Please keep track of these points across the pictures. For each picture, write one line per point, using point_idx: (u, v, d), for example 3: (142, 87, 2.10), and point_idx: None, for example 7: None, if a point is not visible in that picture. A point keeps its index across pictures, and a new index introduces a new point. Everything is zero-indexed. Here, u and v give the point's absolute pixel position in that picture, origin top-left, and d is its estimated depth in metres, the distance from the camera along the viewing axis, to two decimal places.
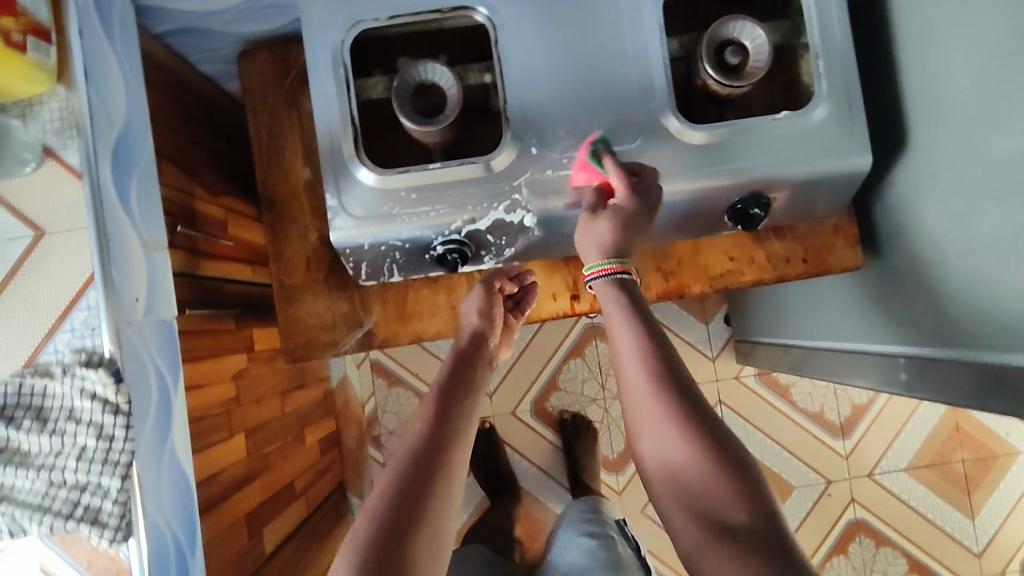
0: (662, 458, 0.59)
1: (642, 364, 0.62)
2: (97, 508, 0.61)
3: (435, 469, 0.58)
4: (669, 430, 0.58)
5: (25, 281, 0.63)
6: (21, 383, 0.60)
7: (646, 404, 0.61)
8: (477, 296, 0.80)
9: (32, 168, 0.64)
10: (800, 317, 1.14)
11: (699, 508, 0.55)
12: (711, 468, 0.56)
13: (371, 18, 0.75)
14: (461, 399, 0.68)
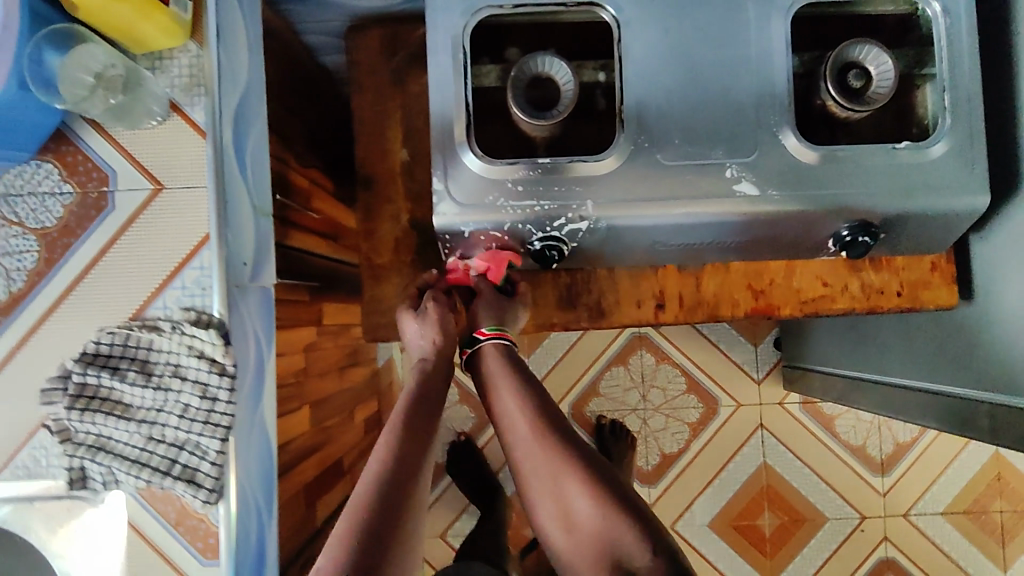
0: (560, 510, 0.68)
1: (544, 425, 0.72)
2: (195, 468, 0.61)
3: (381, 531, 0.61)
4: (577, 495, 0.68)
5: (137, 236, 0.63)
6: (129, 335, 0.61)
7: (549, 466, 0.70)
8: (426, 313, 0.79)
9: (157, 122, 0.62)
10: (850, 348, 1.11)
11: (601, 555, 0.65)
12: (611, 519, 0.66)
13: (495, 4, 0.74)
14: (413, 430, 0.72)
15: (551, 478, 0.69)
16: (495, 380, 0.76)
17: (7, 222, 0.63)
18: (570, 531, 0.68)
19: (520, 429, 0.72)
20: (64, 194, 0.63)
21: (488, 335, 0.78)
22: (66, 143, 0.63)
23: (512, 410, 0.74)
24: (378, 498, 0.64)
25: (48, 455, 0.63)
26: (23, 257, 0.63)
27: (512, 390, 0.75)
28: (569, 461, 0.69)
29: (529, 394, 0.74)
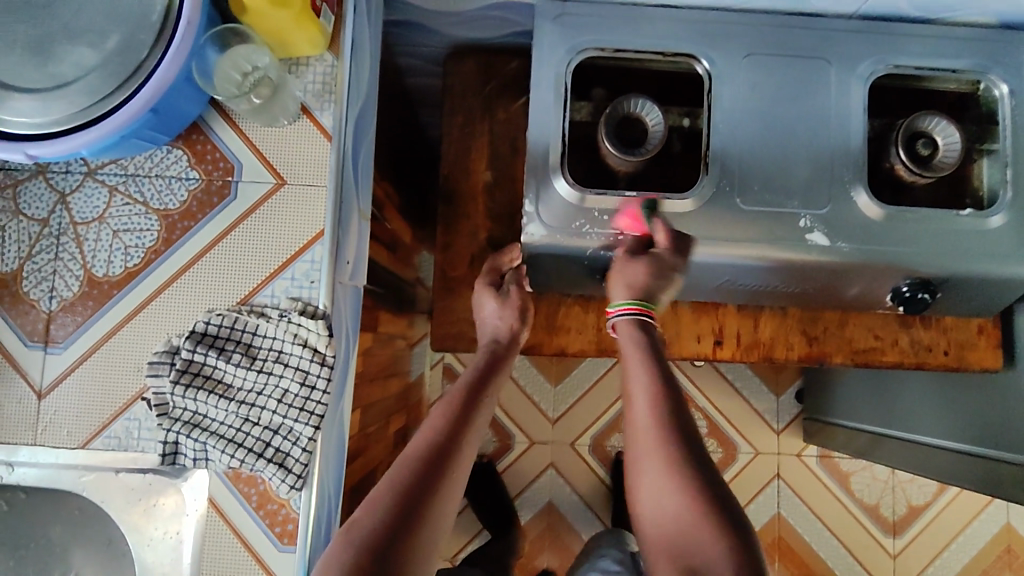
0: (646, 480, 0.63)
1: (658, 403, 0.66)
2: (285, 453, 0.63)
3: (427, 476, 0.61)
4: (669, 484, 0.61)
5: (252, 228, 0.67)
6: (237, 319, 0.63)
7: (649, 445, 0.64)
8: (508, 295, 0.84)
9: (287, 123, 0.67)
10: (875, 403, 1.14)
11: (682, 560, 0.57)
12: (703, 519, 0.57)
13: (595, 47, 0.81)
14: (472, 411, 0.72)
15: (647, 461, 0.64)
16: (629, 351, 0.72)
17: (133, 201, 0.67)
18: (659, 529, 0.60)
19: (636, 405, 0.68)
20: (190, 179, 0.68)
21: (617, 312, 0.75)
22: (198, 133, 0.68)
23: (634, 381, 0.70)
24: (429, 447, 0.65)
25: (139, 428, 0.65)
26: (144, 235, 0.67)
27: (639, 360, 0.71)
28: (676, 446, 0.63)
29: (656, 370, 0.69)
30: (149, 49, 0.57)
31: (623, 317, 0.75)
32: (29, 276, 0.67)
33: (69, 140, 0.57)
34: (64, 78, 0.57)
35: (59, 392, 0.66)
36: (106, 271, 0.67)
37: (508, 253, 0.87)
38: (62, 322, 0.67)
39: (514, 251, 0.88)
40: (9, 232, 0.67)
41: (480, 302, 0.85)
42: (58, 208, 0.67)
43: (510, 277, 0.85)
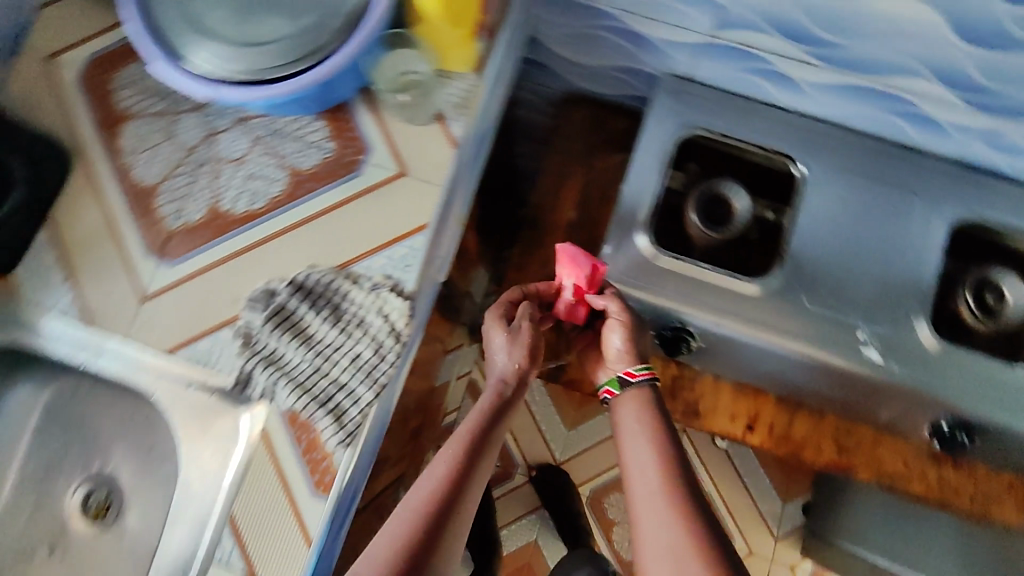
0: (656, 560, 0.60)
1: (663, 474, 0.64)
2: (343, 410, 0.67)
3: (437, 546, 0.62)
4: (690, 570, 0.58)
5: (367, 205, 0.74)
6: (334, 280, 0.71)
7: (660, 520, 0.62)
8: (518, 330, 0.75)
9: (417, 125, 0.75)
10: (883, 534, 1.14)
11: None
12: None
13: (703, 127, 0.88)
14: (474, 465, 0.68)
15: (668, 544, 0.60)
16: (627, 427, 0.69)
17: (272, 156, 0.76)
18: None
19: (637, 480, 0.65)
20: (326, 149, 0.76)
21: (638, 376, 0.72)
22: (343, 112, 0.76)
23: (636, 451, 0.67)
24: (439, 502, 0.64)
25: (218, 351, 0.71)
26: (270, 186, 0.76)
27: (642, 430, 0.68)
28: (687, 519, 0.61)
29: (656, 443, 0.66)
30: (334, 35, 0.66)
31: (648, 381, 0.72)
32: (164, 193, 0.76)
33: (255, 92, 0.66)
34: (258, 39, 0.66)
35: (159, 301, 0.73)
36: (231, 207, 0.75)
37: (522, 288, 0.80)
38: (179, 240, 0.75)
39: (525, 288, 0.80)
40: (164, 154, 0.78)
41: (493, 336, 0.76)
42: (205, 142, 0.78)
43: (520, 311, 0.76)
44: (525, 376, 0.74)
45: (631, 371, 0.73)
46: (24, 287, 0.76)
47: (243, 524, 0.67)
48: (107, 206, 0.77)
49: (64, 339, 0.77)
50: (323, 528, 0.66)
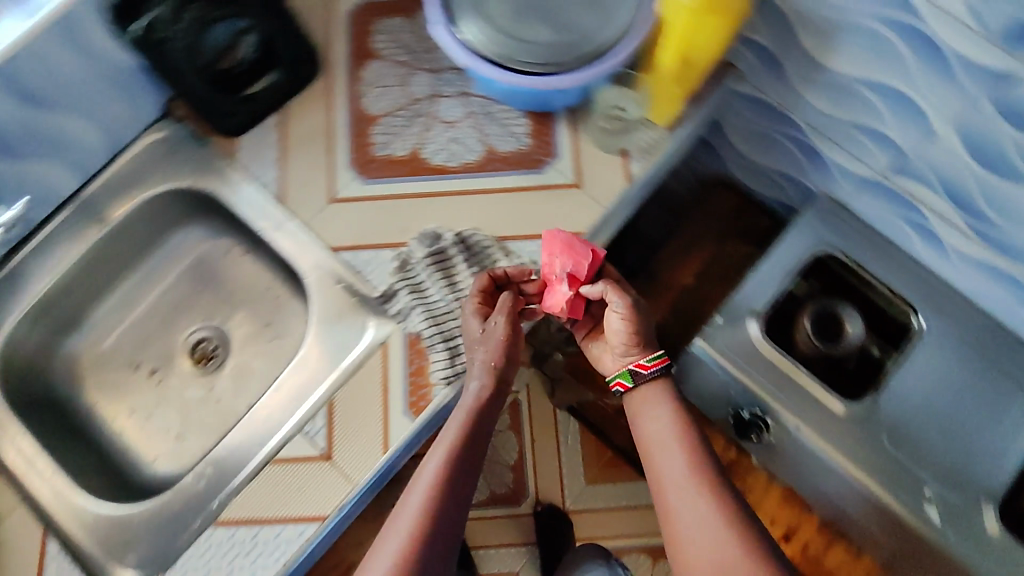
0: (692, 532, 0.65)
1: (691, 452, 0.70)
2: (458, 352, 0.78)
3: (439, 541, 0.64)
4: (727, 535, 0.63)
5: (538, 198, 0.85)
6: (491, 247, 0.82)
7: (693, 492, 0.67)
8: (494, 333, 0.73)
9: (608, 153, 0.86)
10: None
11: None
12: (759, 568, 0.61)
13: (840, 251, 0.94)
14: (453, 479, 0.67)
15: (702, 519, 0.65)
16: (648, 416, 0.75)
17: (477, 130, 0.89)
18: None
19: (665, 462, 0.71)
20: (522, 141, 0.87)
21: (651, 368, 0.76)
22: (548, 119, 0.88)
23: (662, 437, 0.73)
24: (441, 493, 0.66)
25: (374, 264, 0.83)
26: (466, 153, 0.88)
27: (667, 418, 0.74)
28: (718, 488, 0.67)
29: (682, 425, 0.73)
30: (578, 56, 0.77)
31: (659, 371, 0.76)
32: (380, 124, 0.89)
33: (502, 73, 0.76)
34: (517, 35, 0.77)
35: (343, 205, 0.86)
36: (429, 156, 0.88)
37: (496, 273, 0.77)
38: (377, 166, 0.87)
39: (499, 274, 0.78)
40: (391, 96, 0.91)
41: (472, 333, 0.75)
42: (429, 98, 0.90)
43: (497, 304, 0.74)
44: (501, 377, 0.73)
45: (642, 363, 0.76)
46: (239, 153, 0.89)
47: (337, 409, 0.76)
48: (330, 116, 0.90)
49: (247, 204, 0.89)
50: (402, 442, 0.74)
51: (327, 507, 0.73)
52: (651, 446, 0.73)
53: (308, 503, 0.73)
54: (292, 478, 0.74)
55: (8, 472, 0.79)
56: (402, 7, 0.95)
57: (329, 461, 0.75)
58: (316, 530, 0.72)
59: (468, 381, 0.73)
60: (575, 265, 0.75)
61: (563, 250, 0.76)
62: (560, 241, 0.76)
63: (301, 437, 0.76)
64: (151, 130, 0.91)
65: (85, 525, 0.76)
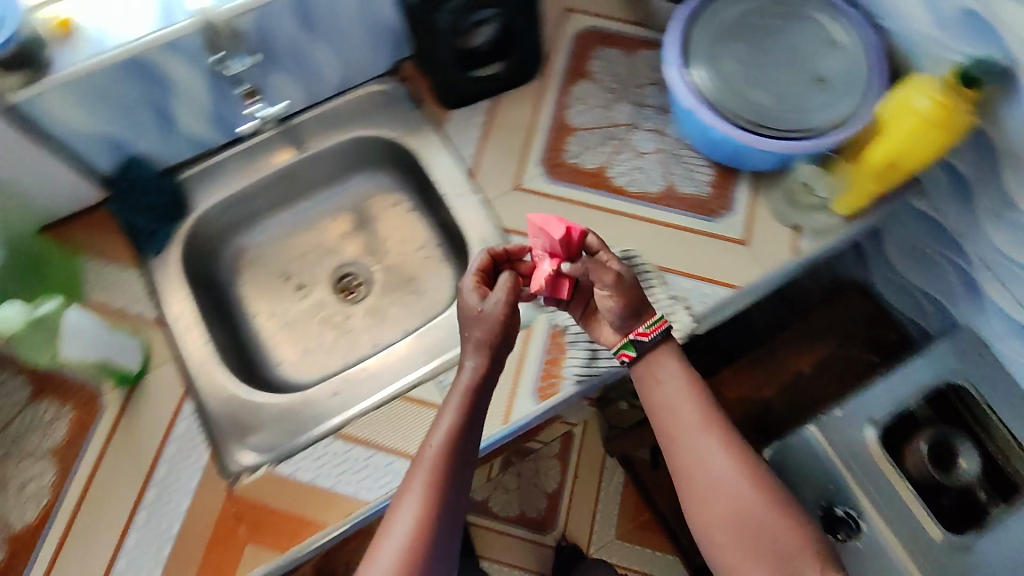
0: (713, 480, 0.71)
1: (708, 410, 0.74)
2: (594, 357, 0.84)
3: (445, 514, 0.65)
4: (745, 483, 0.70)
5: (704, 245, 0.89)
6: (649, 271, 0.87)
7: (714, 445, 0.72)
8: (492, 311, 0.71)
9: (782, 224, 0.90)
10: None
11: (768, 556, 0.68)
12: (779, 514, 0.69)
13: (974, 387, 0.91)
14: (453, 467, 0.67)
15: (723, 471, 0.71)
16: (663, 374, 0.75)
17: (664, 167, 0.94)
18: (735, 526, 0.69)
19: (684, 417, 0.74)
20: (703, 189, 0.92)
21: (653, 333, 0.75)
22: (733, 175, 0.93)
23: (678, 398, 0.74)
24: (449, 469, 0.66)
25: None
26: (649, 183, 0.93)
27: (681, 380, 0.75)
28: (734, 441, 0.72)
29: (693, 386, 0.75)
30: (791, 127, 0.81)
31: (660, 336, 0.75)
32: (577, 135, 0.96)
33: (720, 122, 0.81)
34: (740, 94, 0.83)
35: (525, 195, 0.93)
36: (614, 175, 0.93)
37: (491, 254, 0.78)
38: (565, 170, 0.94)
39: (489, 258, 0.77)
40: (593, 114, 0.97)
41: (469, 309, 0.73)
42: (628, 125, 0.96)
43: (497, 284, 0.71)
44: (496, 355, 0.71)
45: (642, 330, 0.75)
46: (446, 124, 0.98)
47: None
48: (534, 116, 0.97)
49: (438, 170, 0.96)
50: (524, 418, 0.81)
51: None
52: (664, 400, 0.75)
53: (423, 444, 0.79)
54: (415, 417, 0.80)
55: (167, 332, 0.86)
56: (625, 40, 1.01)
57: None
58: None
59: (465, 357, 0.71)
60: (550, 245, 0.72)
61: (538, 230, 0.73)
62: (533, 223, 0.73)
63: (433, 384, 0.82)
64: (376, 82, 1.00)
65: (221, 400, 0.82)
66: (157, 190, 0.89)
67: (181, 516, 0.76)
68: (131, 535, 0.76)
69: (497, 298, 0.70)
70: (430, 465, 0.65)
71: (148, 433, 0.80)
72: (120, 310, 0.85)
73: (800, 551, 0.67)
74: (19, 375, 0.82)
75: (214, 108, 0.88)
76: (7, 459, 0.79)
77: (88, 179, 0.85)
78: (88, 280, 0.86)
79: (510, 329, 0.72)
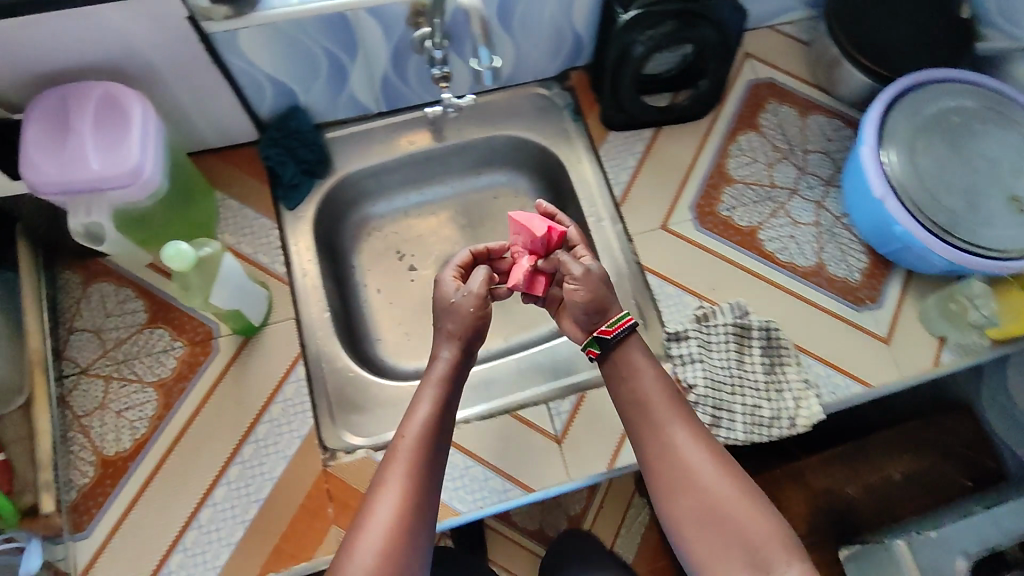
0: (686, 480, 0.67)
1: (680, 410, 0.71)
2: (715, 422, 0.80)
3: (420, 488, 0.63)
4: (716, 479, 0.66)
5: (843, 334, 0.86)
6: (786, 346, 0.83)
7: (686, 444, 0.69)
8: (463, 303, 0.73)
9: (926, 331, 0.87)
10: None
11: (736, 547, 0.64)
12: (750, 508, 0.65)
13: None
14: (427, 446, 0.65)
15: (692, 471, 0.67)
16: (639, 374, 0.73)
17: (817, 241, 0.90)
18: (703, 518, 0.66)
19: (656, 418, 0.71)
20: (852, 275, 0.89)
21: (612, 329, 0.73)
22: (886, 267, 0.90)
23: (652, 398, 0.71)
24: (422, 444, 0.65)
25: (675, 305, 0.86)
26: (799, 256, 0.90)
27: (655, 382, 0.72)
28: (703, 438, 0.69)
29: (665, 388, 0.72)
30: (981, 244, 0.77)
31: (624, 333, 0.74)
32: (735, 187, 0.92)
33: (908, 218, 0.78)
34: (935, 197, 0.79)
35: (671, 237, 0.89)
36: (764, 239, 0.90)
37: (475, 249, 0.82)
38: (717, 221, 0.90)
39: (471, 252, 0.82)
40: (754, 168, 0.94)
41: (445, 301, 0.75)
42: (788, 189, 0.93)
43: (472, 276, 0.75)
44: (468, 346, 0.73)
45: (604, 328, 0.73)
46: (604, 143, 0.94)
47: (587, 403, 0.81)
48: (695, 157, 0.93)
49: (585, 187, 0.93)
50: (628, 468, 0.78)
51: (537, 482, 0.77)
52: (639, 403, 0.72)
53: (524, 468, 0.78)
54: (520, 438, 0.79)
55: (290, 290, 0.84)
56: (800, 101, 0.98)
57: (557, 445, 0.79)
58: (520, 495, 0.77)
59: (439, 349, 0.72)
60: (527, 239, 0.79)
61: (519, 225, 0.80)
62: (510, 217, 0.80)
63: (544, 409, 0.81)
64: (541, 85, 0.97)
65: (332, 372, 0.82)
66: (310, 144, 0.87)
67: (272, 480, 0.75)
68: (220, 488, 0.74)
69: (467, 290, 0.73)
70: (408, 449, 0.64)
71: (254, 390, 0.78)
72: (250, 258, 0.84)
73: (770, 544, 0.63)
74: (139, 298, 0.80)
75: (386, 76, 0.84)
76: (111, 379, 0.77)
77: (247, 118, 0.83)
78: (223, 219, 0.85)
79: (478, 319, 0.73)
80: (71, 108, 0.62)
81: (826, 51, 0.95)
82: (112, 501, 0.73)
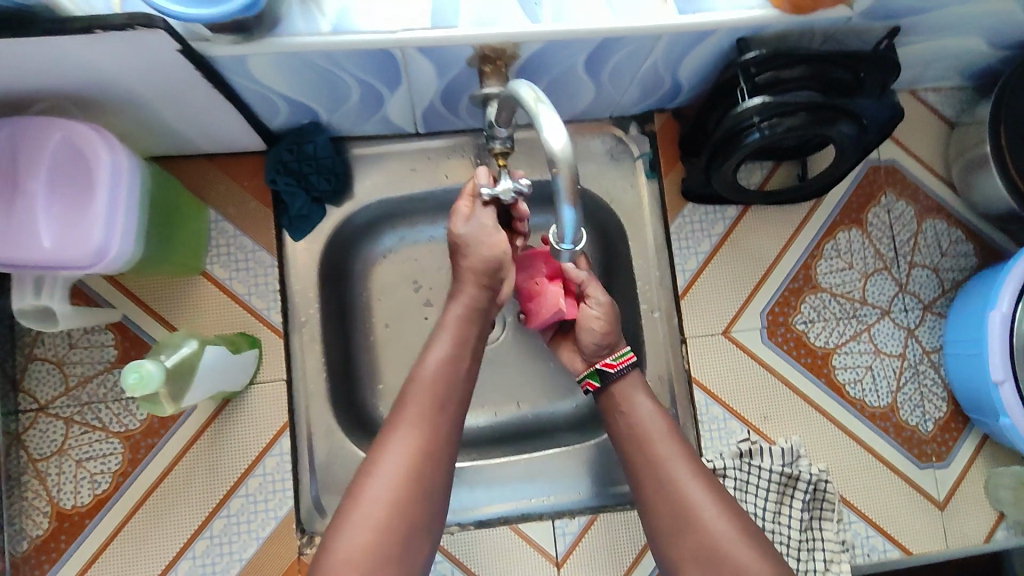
0: (688, 514, 0.57)
1: (684, 442, 0.62)
2: None
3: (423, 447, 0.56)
4: (719, 515, 0.56)
5: (894, 490, 0.76)
6: (828, 491, 0.73)
7: (687, 475, 0.59)
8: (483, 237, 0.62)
9: (986, 503, 0.77)
10: None
11: None
12: (755, 551, 0.54)
13: None
14: (439, 402, 0.59)
15: (692, 503, 0.57)
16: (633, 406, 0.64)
17: (896, 378, 0.78)
18: (703, 562, 0.55)
19: (657, 445, 0.61)
20: (925, 424, 0.78)
21: (618, 364, 0.66)
22: (963, 422, 0.78)
23: (654, 425, 0.63)
24: (433, 397, 0.58)
25: (718, 431, 0.76)
26: (872, 392, 0.78)
27: (657, 414, 0.64)
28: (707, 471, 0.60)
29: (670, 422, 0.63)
30: None
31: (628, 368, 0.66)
32: (820, 294, 0.78)
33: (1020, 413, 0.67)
34: None
35: (730, 346, 0.77)
36: (837, 366, 0.78)
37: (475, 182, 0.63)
38: (788, 336, 0.77)
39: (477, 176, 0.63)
40: (846, 276, 0.79)
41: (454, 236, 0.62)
42: (880, 309, 0.79)
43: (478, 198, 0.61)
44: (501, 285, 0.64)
45: (608, 362, 0.67)
46: (676, 217, 0.79)
47: (595, 527, 0.75)
48: (781, 253, 0.79)
49: (642, 264, 0.79)
50: None
51: None
52: (639, 429, 0.63)
53: None
54: (516, 551, 0.74)
55: (284, 344, 0.72)
56: (921, 197, 0.81)
57: (554, 566, 0.74)
58: None
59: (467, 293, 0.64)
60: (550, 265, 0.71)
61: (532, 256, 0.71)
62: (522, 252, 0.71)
63: (548, 527, 0.75)
64: (617, 124, 0.79)
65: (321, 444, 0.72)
66: (326, 170, 0.72)
67: (242, 560, 0.68)
68: (184, 561, 0.67)
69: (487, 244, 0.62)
70: (421, 388, 0.58)
71: (230, 457, 0.69)
72: (243, 300, 0.72)
73: None
74: (110, 331, 0.69)
75: (431, 104, 0.68)
76: (72, 420, 0.68)
77: (253, 132, 0.67)
78: (215, 248, 0.72)
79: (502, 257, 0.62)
80: (24, 152, 0.49)
81: (972, 150, 0.76)
82: (66, 558, 0.67)
